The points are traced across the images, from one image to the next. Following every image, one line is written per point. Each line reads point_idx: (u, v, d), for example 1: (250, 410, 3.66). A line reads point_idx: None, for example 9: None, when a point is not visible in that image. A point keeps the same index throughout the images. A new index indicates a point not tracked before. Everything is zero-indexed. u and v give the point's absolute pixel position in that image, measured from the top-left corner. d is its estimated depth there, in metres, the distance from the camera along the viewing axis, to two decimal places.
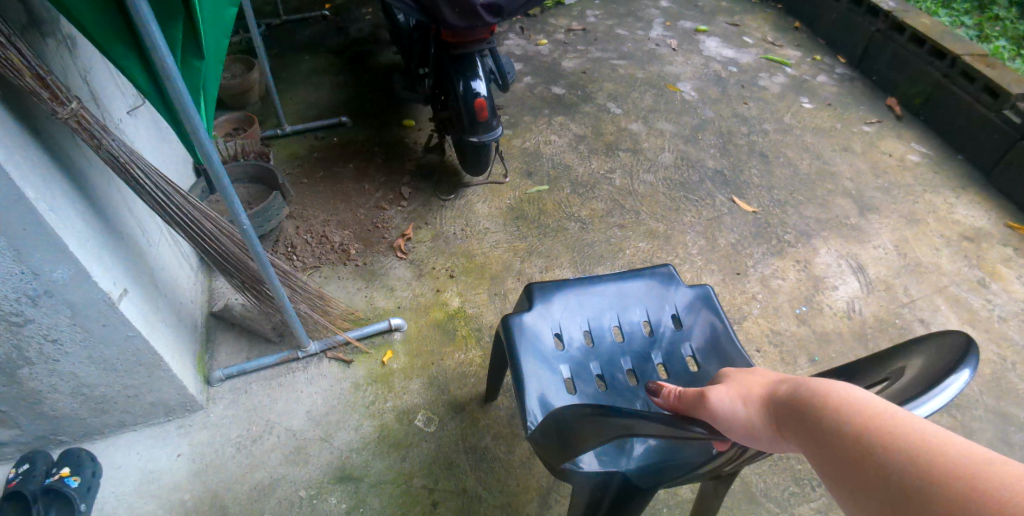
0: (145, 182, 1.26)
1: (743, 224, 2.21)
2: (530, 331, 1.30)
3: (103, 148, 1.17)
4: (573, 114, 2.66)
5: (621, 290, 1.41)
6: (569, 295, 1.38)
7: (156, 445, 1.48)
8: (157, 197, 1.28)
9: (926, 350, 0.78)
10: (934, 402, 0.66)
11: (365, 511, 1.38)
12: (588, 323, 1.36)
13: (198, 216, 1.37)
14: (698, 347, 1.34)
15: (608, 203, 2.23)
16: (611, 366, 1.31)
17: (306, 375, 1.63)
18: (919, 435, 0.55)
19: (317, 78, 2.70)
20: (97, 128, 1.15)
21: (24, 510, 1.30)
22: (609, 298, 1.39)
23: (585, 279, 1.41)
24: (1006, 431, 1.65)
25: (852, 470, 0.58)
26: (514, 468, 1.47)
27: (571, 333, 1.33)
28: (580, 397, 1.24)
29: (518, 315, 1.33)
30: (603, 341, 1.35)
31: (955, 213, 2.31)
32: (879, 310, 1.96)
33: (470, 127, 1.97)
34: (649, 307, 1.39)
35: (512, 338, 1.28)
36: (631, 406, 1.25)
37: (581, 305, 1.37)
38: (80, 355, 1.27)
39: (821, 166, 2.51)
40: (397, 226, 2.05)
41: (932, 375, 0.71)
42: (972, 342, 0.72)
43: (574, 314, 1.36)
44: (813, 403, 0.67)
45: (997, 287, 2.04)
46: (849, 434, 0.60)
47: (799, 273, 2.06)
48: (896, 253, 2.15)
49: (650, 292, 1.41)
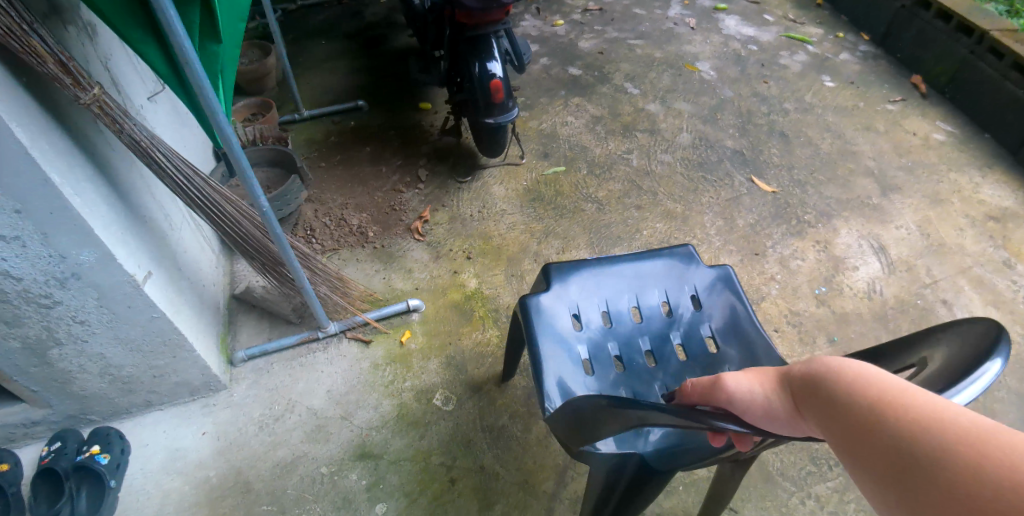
0: (167, 166, 1.26)
1: (762, 204, 2.18)
2: (547, 313, 1.31)
3: (124, 133, 1.18)
4: (590, 94, 2.62)
5: (639, 271, 1.40)
6: (590, 277, 1.38)
7: (181, 424, 1.52)
8: (177, 180, 1.29)
9: (955, 335, 0.77)
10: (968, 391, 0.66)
11: (385, 488, 1.41)
12: (606, 304, 1.36)
13: (218, 198, 1.37)
14: (717, 328, 1.33)
15: (625, 184, 2.20)
16: (631, 346, 1.32)
17: (326, 355, 1.65)
18: (932, 407, 0.55)
19: (332, 62, 2.69)
20: (119, 113, 1.16)
21: (56, 485, 1.36)
22: (627, 279, 1.39)
23: (604, 260, 1.41)
24: None
25: (861, 440, 0.58)
26: (531, 446, 1.49)
27: (591, 315, 1.34)
28: (597, 379, 1.25)
29: (536, 297, 1.33)
30: (623, 322, 1.34)
31: (981, 194, 2.30)
32: (900, 291, 1.95)
33: (486, 108, 1.95)
34: (670, 290, 1.38)
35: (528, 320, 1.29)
36: (649, 388, 1.25)
37: (598, 286, 1.37)
38: (106, 336, 1.31)
39: (843, 145, 2.47)
40: (413, 208, 2.04)
41: (963, 363, 0.70)
42: (999, 327, 0.71)
43: (591, 296, 1.36)
44: (822, 378, 0.67)
45: (1022, 268, 2.04)
46: (858, 406, 0.60)
47: (819, 254, 2.03)
48: (919, 233, 2.14)
49: (669, 274, 1.40)
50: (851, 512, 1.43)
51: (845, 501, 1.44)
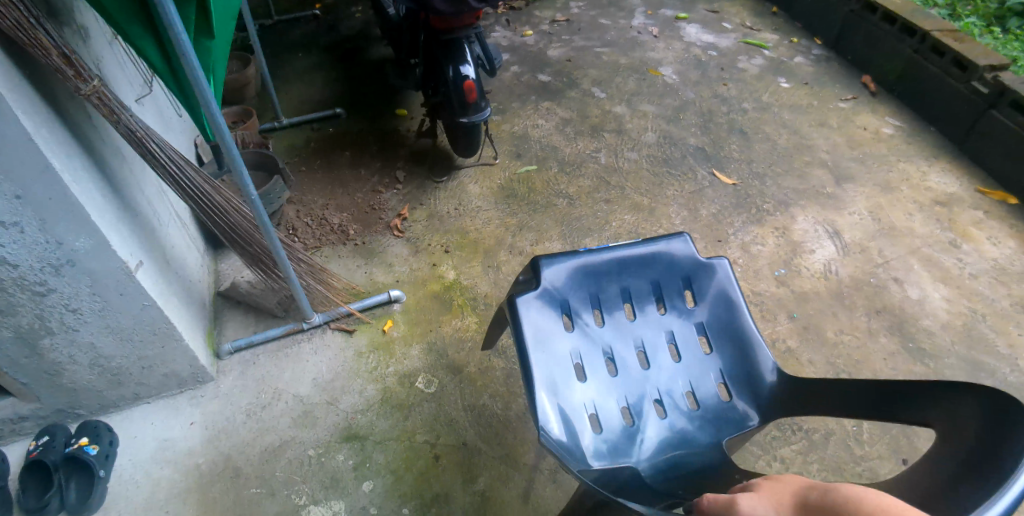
0: (160, 156, 1.34)
1: (724, 195, 2.31)
2: (538, 313, 1.28)
3: (121, 123, 1.26)
4: (560, 99, 2.74)
5: (631, 264, 1.37)
6: (582, 270, 1.34)
7: (169, 416, 1.57)
8: (171, 170, 1.37)
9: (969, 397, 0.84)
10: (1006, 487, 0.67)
11: (371, 466, 1.47)
12: (597, 303, 1.36)
13: (207, 189, 1.45)
14: (709, 327, 1.36)
15: (595, 180, 2.31)
16: (622, 345, 1.34)
17: (311, 345, 1.72)
18: None
19: (310, 73, 2.78)
20: (117, 105, 1.24)
21: (46, 478, 1.40)
22: (619, 274, 1.37)
23: (595, 248, 1.36)
24: (976, 375, 1.81)
25: None
26: (510, 422, 1.56)
27: (582, 313, 1.34)
28: (590, 383, 1.27)
29: (525, 294, 1.28)
30: (614, 321, 1.36)
31: (929, 181, 2.46)
32: (855, 271, 2.08)
33: (460, 109, 2.05)
34: (661, 283, 1.38)
35: (516, 322, 1.24)
36: (640, 391, 1.29)
37: (589, 282, 1.35)
38: (98, 325, 1.37)
39: (798, 140, 2.62)
40: (392, 207, 2.12)
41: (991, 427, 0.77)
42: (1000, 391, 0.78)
43: (582, 294, 1.34)
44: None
45: (968, 247, 2.20)
46: None
47: (778, 239, 2.15)
48: (871, 218, 2.29)
49: (662, 264, 1.38)
50: (815, 471, 1.53)
51: (808, 462, 1.54)
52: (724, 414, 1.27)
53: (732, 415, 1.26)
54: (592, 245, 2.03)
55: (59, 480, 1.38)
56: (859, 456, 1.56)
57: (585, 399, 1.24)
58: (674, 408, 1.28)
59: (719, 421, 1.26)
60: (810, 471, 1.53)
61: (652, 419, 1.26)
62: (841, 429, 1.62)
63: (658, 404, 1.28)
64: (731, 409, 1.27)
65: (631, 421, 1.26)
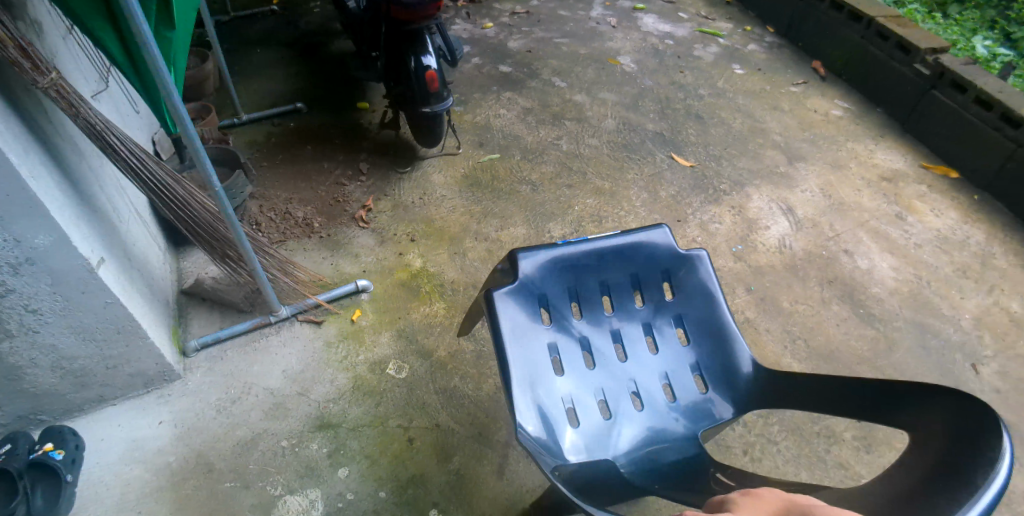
0: (118, 147, 1.35)
1: (682, 177, 2.38)
2: (516, 309, 1.26)
3: (79, 116, 1.25)
4: (521, 89, 2.77)
5: (611, 257, 1.34)
6: (560, 264, 1.31)
7: (137, 416, 1.55)
8: (129, 161, 1.37)
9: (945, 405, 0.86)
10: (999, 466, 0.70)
11: (346, 453, 1.49)
12: (575, 297, 1.34)
13: (168, 180, 1.45)
14: (687, 320, 1.37)
15: (557, 166, 2.36)
16: (599, 338, 1.35)
17: (279, 338, 1.72)
18: None
19: (269, 69, 2.75)
20: (74, 97, 1.23)
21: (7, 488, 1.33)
22: (598, 267, 1.34)
23: (575, 241, 1.33)
24: (923, 338, 1.93)
25: None
26: (482, 402, 1.60)
27: (560, 307, 1.32)
28: (568, 378, 1.27)
29: (504, 290, 1.26)
30: (592, 315, 1.36)
31: (875, 158, 2.58)
32: (809, 245, 2.17)
33: (423, 99, 2.06)
34: (640, 276, 1.37)
35: (493, 318, 1.22)
36: (617, 384, 1.30)
37: (568, 276, 1.33)
38: (60, 324, 1.34)
39: (752, 123, 2.71)
40: (357, 199, 2.13)
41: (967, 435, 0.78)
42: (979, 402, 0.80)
43: (560, 288, 1.33)
44: None
45: (913, 219, 2.32)
46: None
47: (735, 218, 2.23)
48: (822, 195, 2.39)
49: (642, 256, 1.36)
50: (775, 432, 1.67)
51: (769, 424, 1.69)
52: (701, 406, 1.29)
53: (709, 408, 1.28)
54: (557, 229, 2.08)
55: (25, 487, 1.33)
56: (817, 415, 1.71)
57: (563, 393, 1.25)
58: (650, 400, 1.30)
59: (695, 414, 1.28)
60: (771, 432, 1.67)
61: (629, 412, 1.28)
62: None
63: (635, 397, 1.30)
64: (707, 401, 1.29)
65: (608, 413, 1.27)
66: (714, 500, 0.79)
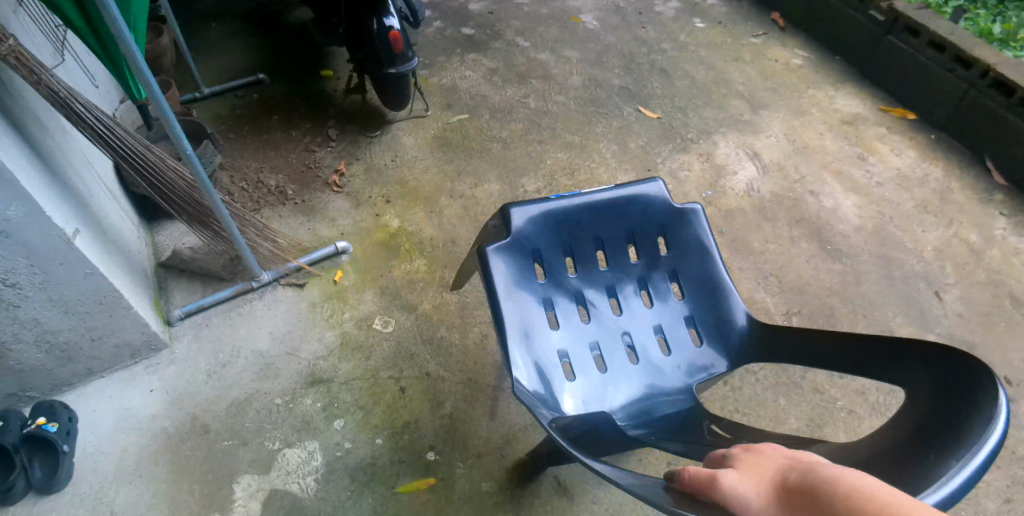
0: (88, 118, 1.34)
1: (650, 128, 2.43)
2: (510, 265, 1.24)
3: (42, 85, 1.24)
4: (486, 51, 2.77)
5: (607, 212, 1.32)
6: (556, 220, 1.29)
7: (126, 387, 1.56)
8: (97, 130, 1.36)
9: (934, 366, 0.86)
10: (995, 411, 0.71)
11: (339, 406, 1.52)
12: (570, 252, 1.32)
13: (138, 147, 1.43)
14: (682, 274, 1.37)
15: (527, 124, 2.39)
16: (594, 293, 1.35)
17: (264, 302, 1.73)
18: None
19: (229, 44, 2.70)
20: (34, 65, 1.22)
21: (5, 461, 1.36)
22: (594, 222, 1.32)
23: (569, 196, 1.29)
24: (886, 269, 2.03)
25: None
26: (467, 349, 1.65)
27: (556, 263, 1.31)
28: (564, 333, 1.28)
29: (497, 246, 1.23)
30: (587, 269, 1.34)
31: (836, 104, 2.66)
32: (774, 187, 2.25)
33: (388, 60, 2.07)
34: (637, 231, 1.35)
35: (489, 276, 1.20)
36: (612, 338, 1.32)
37: (564, 231, 1.30)
38: (40, 299, 1.34)
39: (715, 75, 2.76)
40: (329, 165, 2.13)
41: (959, 389, 0.78)
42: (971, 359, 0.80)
43: (555, 243, 1.30)
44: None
45: (873, 160, 2.41)
46: None
47: (702, 164, 2.30)
48: (785, 140, 2.46)
49: (639, 211, 1.34)
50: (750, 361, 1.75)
51: None
52: (694, 358, 1.32)
53: (701, 359, 1.31)
54: (530, 183, 2.12)
55: (22, 460, 1.36)
56: None
57: (559, 349, 1.25)
58: (645, 353, 1.32)
59: (690, 367, 1.31)
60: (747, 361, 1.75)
61: (625, 365, 1.30)
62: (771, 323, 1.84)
63: (631, 350, 1.32)
64: (700, 353, 1.32)
65: (604, 367, 1.29)
66: (717, 456, 0.80)
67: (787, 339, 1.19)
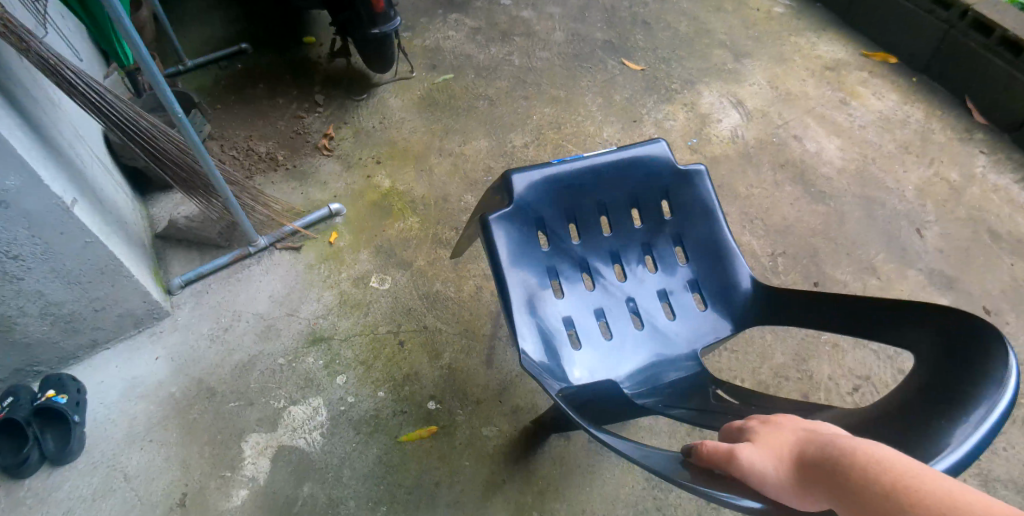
0: (78, 84, 1.33)
1: (634, 81, 2.43)
2: (512, 234, 1.23)
3: (32, 50, 1.23)
4: (466, 10, 2.72)
5: (609, 176, 1.29)
6: (556, 186, 1.27)
7: (132, 356, 1.58)
8: (89, 96, 1.35)
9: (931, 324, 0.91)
10: (1004, 381, 0.75)
11: (341, 362, 1.56)
12: (573, 218, 1.31)
13: (131, 113, 1.43)
14: (687, 238, 1.35)
15: (512, 81, 2.38)
16: (598, 259, 1.33)
17: (261, 267, 1.75)
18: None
19: (207, 15, 2.65)
20: (22, 31, 1.21)
21: (19, 434, 1.38)
22: (596, 187, 1.29)
23: (570, 160, 1.27)
24: (870, 208, 2.07)
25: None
26: (464, 301, 1.69)
27: (558, 229, 1.30)
28: (569, 301, 1.28)
29: (499, 214, 1.22)
30: (591, 236, 1.33)
31: (818, 50, 2.66)
32: (759, 133, 2.27)
33: (370, 20, 2.05)
34: (639, 195, 1.33)
35: (491, 244, 1.20)
36: (616, 304, 1.32)
37: (565, 197, 1.28)
38: (43, 270, 1.35)
39: (698, 26, 2.75)
40: (317, 129, 2.13)
41: (963, 351, 0.83)
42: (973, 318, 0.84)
43: (557, 210, 1.29)
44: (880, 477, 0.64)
45: (856, 103, 2.43)
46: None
47: (687, 114, 2.31)
48: (769, 87, 2.47)
49: (641, 174, 1.31)
50: None
51: None
52: (699, 322, 1.32)
53: (706, 323, 1.31)
54: (518, 139, 2.14)
55: (36, 432, 1.38)
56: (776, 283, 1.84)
57: (564, 316, 1.26)
58: (650, 317, 1.32)
59: (695, 332, 1.31)
60: None
61: (630, 331, 1.30)
62: (758, 266, 1.89)
63: (635, 315, 1.32)
64: (705, 317, 1.32)
65: (609, 333, 1.30)
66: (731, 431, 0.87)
67: (787, 301, 1.20)
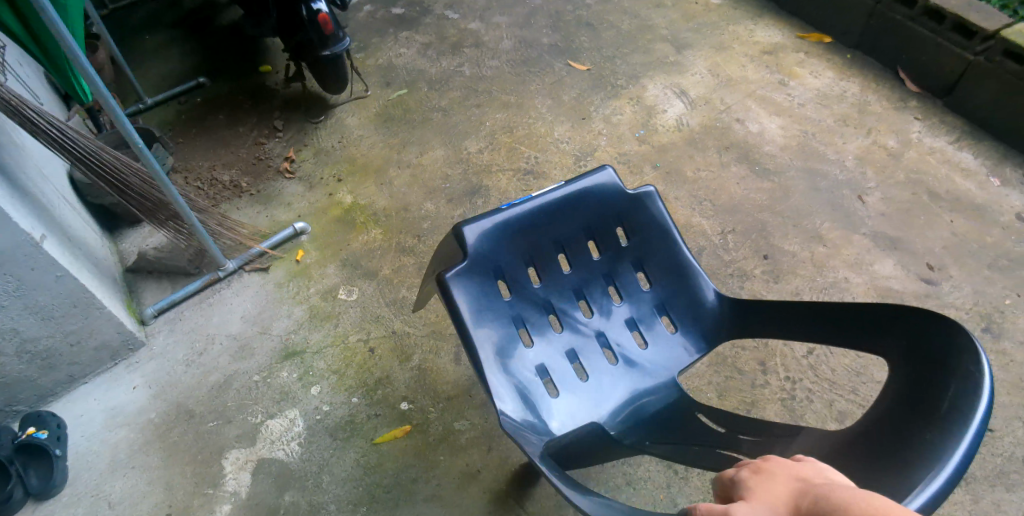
0: (40, 123, 1.38)
1: (582, 80, 2.53)
2: (470, 289, 1.18)
3: None
4: (416, 27, 2.81)
5: (560, 212, 1.26)
6: (508, 230, 1.23)
7: (110, 387, 1.62)
8: (51, 134, 1.41)
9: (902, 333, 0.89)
10: (978, 379, 0.72)
11: (316, 373, 1.62)
12: (531, 261, 1.26)
13: (94, 149, 1.49)
14: (648, 263, 1.31)
15: (464, 90, 2.47)
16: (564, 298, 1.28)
17: (231, 290, 1.81)
18: None
19: (163, 52, 2.70)
20: None
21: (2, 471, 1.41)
22: (549, 226, 1.25)
23: (518, 202, 1.23)
24: (814, 181, 2.18)
25: None
26: (430, 304, 1.76)
27: (516, 275, 1.25)
28: (540, 347, 1.23)
29: (454, 270, 1.17)
30: (553, 276, 1.28)
31: (755, 36, 2.79)
32: (703, 119, 2.38)
33: (321, 43, 2.13)
34: (594, 225, 1.29)
35: (449, 305, 1.15)
36: (588, 342, 1.27)
37: (520, 242, 1.24)
38: (18, 307, 1.39)
39: (640, 23, 2.85)
40: (278, 153, 2.19)
41: (935, 356, 0.81)
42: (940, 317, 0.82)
43: (514, 256, 1.24)
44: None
45: (794, 83, 2.55)
46: None
47: (634, 107, 2.41)
48: (710, 75, 2.59)
49: (593, 203, 1.28)
50: None
51: None
52: (672, 346, 1.29)
53: (679, 346, 1.29)
54: (473, 145, 2.22)
55: (19, 468, 1.41)
56: (728, 260, 1.93)
57: (537, 365, 1.21)
58: (624, 350, 1.29)
59: (669, 357, 1.28)
60: None
61: (606, 368, 1.26)
62: (710, 244, 1.98)
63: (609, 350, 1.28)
64: (677, 339, 1.30)
65: (585, 373, 1.25)
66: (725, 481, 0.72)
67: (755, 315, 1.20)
